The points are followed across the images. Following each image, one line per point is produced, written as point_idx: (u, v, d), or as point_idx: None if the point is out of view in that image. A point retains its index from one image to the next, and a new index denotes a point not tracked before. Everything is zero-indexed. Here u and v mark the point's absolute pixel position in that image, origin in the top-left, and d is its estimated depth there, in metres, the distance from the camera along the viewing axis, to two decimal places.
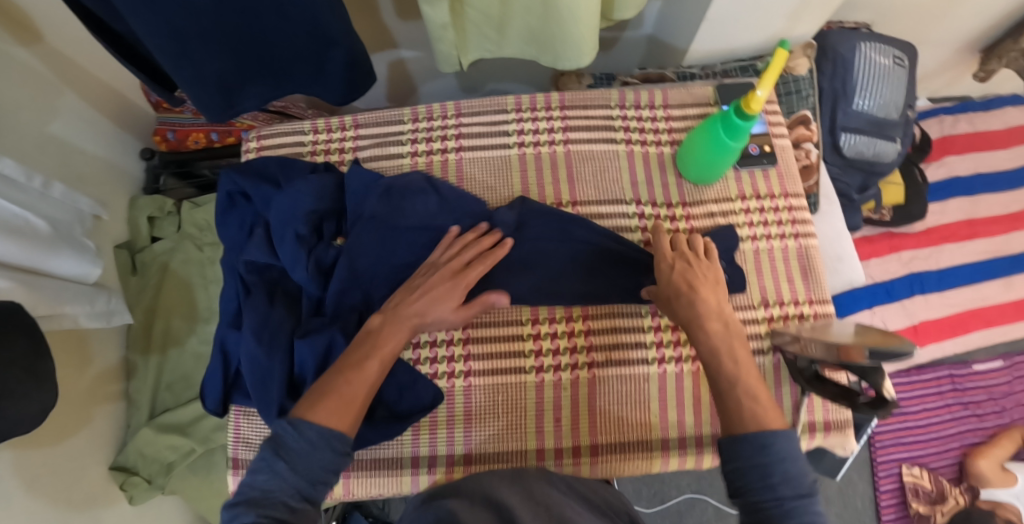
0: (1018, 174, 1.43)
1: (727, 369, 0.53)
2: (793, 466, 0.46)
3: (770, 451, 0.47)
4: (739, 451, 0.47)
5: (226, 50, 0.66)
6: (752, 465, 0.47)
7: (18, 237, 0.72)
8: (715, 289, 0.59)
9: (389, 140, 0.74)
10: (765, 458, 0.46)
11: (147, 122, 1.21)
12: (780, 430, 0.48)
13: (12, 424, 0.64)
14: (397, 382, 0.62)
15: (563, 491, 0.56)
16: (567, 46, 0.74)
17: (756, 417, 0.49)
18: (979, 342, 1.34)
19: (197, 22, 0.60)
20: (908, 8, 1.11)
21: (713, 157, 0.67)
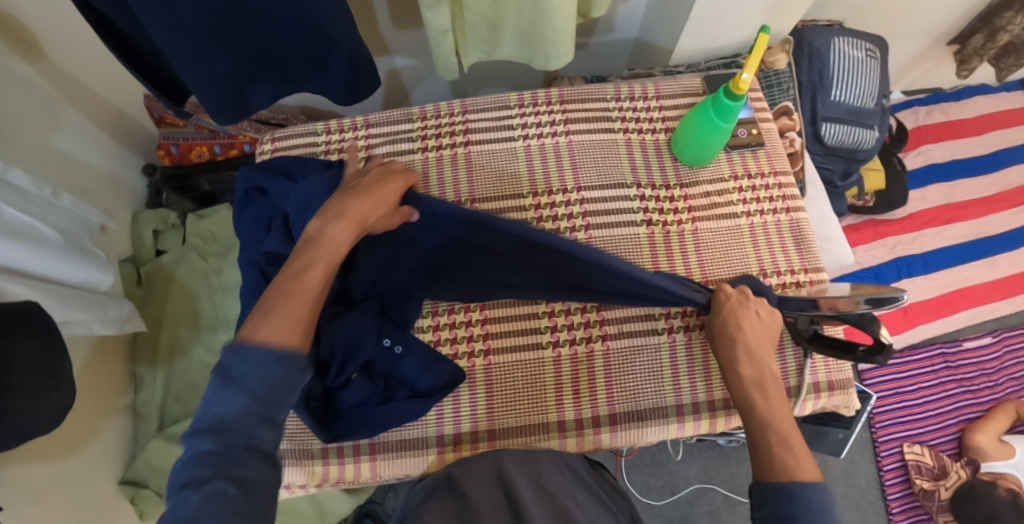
0: (992, 159, 1.49)
1: (762, 410, 0.57)
2: (821, 517, 0.49)
3: (799, 501, 0.50)
4: (767, 499, 0.51)
5: (235, 50, 0.69)
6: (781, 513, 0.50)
7: (28, 242, 0.74)
8: (766, 334, 0.62)
9: (400, 137, 0.79)
10: (792, 510, 0.50)
11: (150, 139, 1.24)
12: (811, 480, 0.51)
13: (31, 424, 0.64)
14: (418, 361, 0.65)
15: (573, 478, 0.60)
16: (543, 41, 0.78)
17: (786, 467, 0.52)
18: (967, 320, 1.39)
19: (207, 24, 0.63)
20: (875, 3, 1.18)
21: (705, 139, 0.71)
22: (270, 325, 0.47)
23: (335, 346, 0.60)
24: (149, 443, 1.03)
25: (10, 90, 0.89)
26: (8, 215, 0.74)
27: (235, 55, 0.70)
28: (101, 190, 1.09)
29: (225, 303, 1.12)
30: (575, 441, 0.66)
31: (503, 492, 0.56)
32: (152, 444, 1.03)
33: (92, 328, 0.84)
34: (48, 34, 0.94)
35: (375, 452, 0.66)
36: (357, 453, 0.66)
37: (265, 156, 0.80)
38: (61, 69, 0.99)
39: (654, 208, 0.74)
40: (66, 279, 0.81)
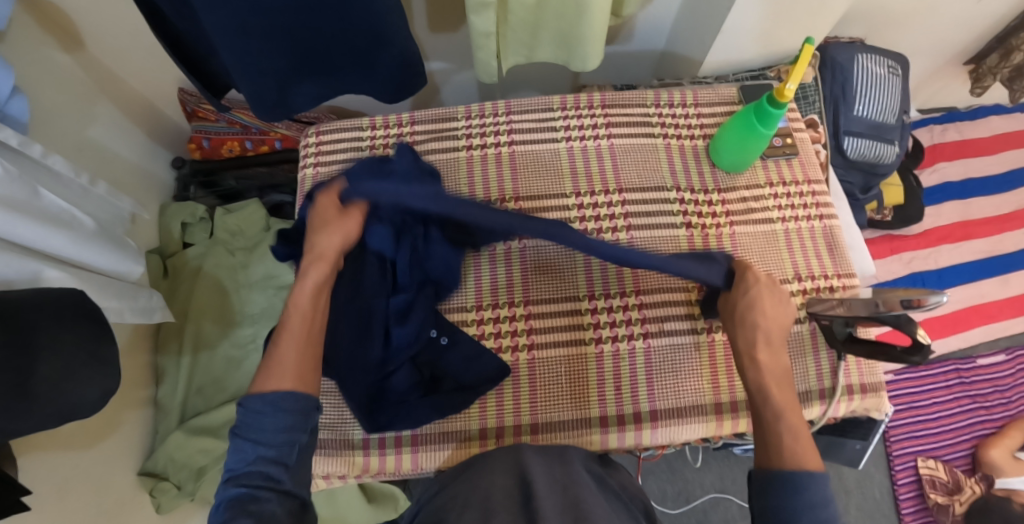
0: (1006, 178, 1.52)
1: (776, 400, 0.58)
2: (823, 508, 0.49)
3: (802, 490, 0.50)
4: (768, 487, 0.52)
5: (287, 48, 0.71)
6: (780, 505, 0.50)
7: (66, 229, 0.73)
8: (778, 323, 0.63)
9: (446, 135, 0.82)
10: (795, 500, 0.50)
11: (181, 133, 1.25)
12: (815, 471, 0.51)
13: (75, 408, 0.64)
14: (463, 353, 0.70)
15: (588, 472, 0.58)
16: (586, 44, 0.80)
17: (792, 455, 0.53)
18: (981, 337, 1.40)
19: (263, 20, 0.65)
20: (895, 22, 1.20)
21: (746, 143, 0.74)
22: (272, 376, 0.54)
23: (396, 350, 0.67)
24: (171, 436, 1.03)
25: (49, 79, 0.89)
26: (49, 201, 0.72)
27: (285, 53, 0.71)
28: (131, 182, 1.10)
29: (250, 298, 1.12)
30: (617, 436, 0.67)
31: (518, 485, 0.52)
32: (174, 437, 1.02)
33: (123, 316, 0.85)
34: (90, 26, 0.96)
35: (417, 444, 0.67)
36: (398, 444, 0.68)
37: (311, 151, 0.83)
38: (99, 61, 1.00)
39: (692, 210, 0.77)
40: (100, 267, 0.82)
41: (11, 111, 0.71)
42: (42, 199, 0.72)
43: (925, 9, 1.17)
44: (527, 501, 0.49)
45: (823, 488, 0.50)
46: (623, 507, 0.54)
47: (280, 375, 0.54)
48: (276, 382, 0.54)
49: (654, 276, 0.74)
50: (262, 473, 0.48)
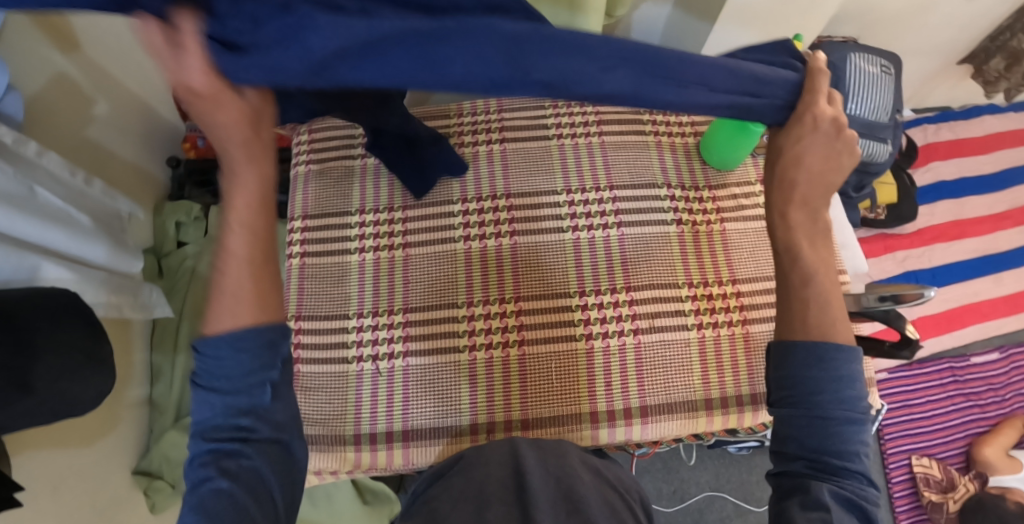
0: (999, 177, 1.52)
1: (806, 257, 0.47)
2: (848, 388, 0.42)
3: (829, 367, 0.43)
4: (791, 360, 0.44)
5: None
6: (809, 378, 0.43)
7: (64, 226, 0.74)
8: (826, 178, 0.48)
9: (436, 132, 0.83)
10: (818, 372, 0.43)
11: (174, 132, 1.25)
12: (846, 344, 0.44)
13: (70, 406, 0.64)
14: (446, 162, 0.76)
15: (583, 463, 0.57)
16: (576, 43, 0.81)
17: (823, 330, 0.45)
18: (974, 335, 1.40)
19: None
20: (888, 22, 1.21)
21: (733, 142, 0.75)
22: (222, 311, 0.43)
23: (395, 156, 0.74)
24: (165, 435, 1.03)
25: (47, 78, 0.90)
26: (44, 199, 0.73)
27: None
28: (127, 181, 1.10)
29: None
30: (608, 431, 0.68)
31: (514, 473, 0.52)
32: (170, 435, 1.02)
33: (123, 312, 0.85)
34: (85, 25, 0.95)
35: (408, 440, 0.68)
36: (389, 440, 0.68)
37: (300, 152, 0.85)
38: (93, 61, 1.00)
39: (683, 207, 0.78)
40: (99, 263, 0.82)
41: (5, 109, 0.71)
42: (38, 197, 0.72)
43: (918, 10, 1.17)
44: (520, 489, 0.50)
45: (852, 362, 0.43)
46: (616, 491, 0.55)
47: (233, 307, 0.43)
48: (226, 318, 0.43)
49: (644, 271, 0.74)
50: (233, 424, 0.43)
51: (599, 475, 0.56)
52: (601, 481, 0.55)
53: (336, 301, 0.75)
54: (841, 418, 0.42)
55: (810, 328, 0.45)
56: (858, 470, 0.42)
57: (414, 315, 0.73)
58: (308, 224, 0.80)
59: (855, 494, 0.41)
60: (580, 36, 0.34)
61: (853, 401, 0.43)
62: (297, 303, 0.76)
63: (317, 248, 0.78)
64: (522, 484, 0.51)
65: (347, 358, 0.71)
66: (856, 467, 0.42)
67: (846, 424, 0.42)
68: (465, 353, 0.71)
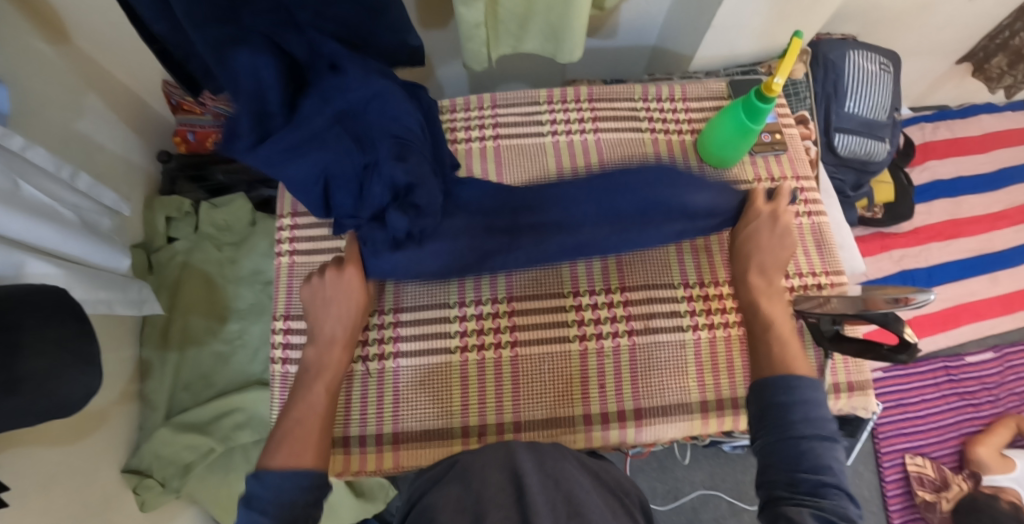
0: (996, 177, 1.52)
1: (764, 311, 0.63)
2: (813, 410, 0.50)
3: (795, 394, 0.51)
4: (763, 394, 0.52)
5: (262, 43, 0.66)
6: (778, 404, 0.51)
7: (50, 222, 0.72)
8: (778, 255, 0.67)
9: None
10: (786, 399, 0.51)
11: (166, 127, 1.23)
12: (807, 376, 0.52)
13: (55, 407, 0.62)
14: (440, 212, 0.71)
15: (580, 467, 0.56)
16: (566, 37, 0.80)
17: (783, 364, 0.54)
18: (970, 334, 1.40)
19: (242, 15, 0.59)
20: (889, 19, 1.20)
21: (733, 139, 0.74)
22: (283, 454, 0.56)
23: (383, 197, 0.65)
24: (157, 432, 1.00)
25: (33, 69, 0.87)
26: (30, 194, 0.71)
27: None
28: (118, 175, 1.08)
29: (237, 293, 1.12)
30: (601, 434, 0.67)
31: (510, 476, 0.51)
32: (160, 433, 1.00)
33: (113, 308, 0.83)
34: (73, 16, 0.93)
35: (398, 443, 0.67)
36: (379, 443, 0.67)
37: None
38: (82, 52, 0.98)
39: None
40: (86, 258, 0.80)
41: None
42: (24, 192, 0.70)
43: (919, 7, 1.16)
44: (518, 492, 0.49)
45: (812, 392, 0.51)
46: (614, 495, 0.54)
47: (296, 452, 0.56)
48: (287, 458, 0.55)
49: (640, 271, 0.73)
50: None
51: (596, 478, 0.55)
52: (596, 482, 0.54)
53: None
54: (811, 437, 0.48)
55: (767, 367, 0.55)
56: (836, 488, 0.45)
57: (405, 315, 0.72)
58: (298, 221, 0.78)
59: (840, 512, 0.44)
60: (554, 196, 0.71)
61: (818, 424, 0.49)
62: (287, 303, 0.75)
63: (307, 246, 0.77)
64: (517, 487, 0.49)
65: None
66: (836, 489, 0.46)
67: (813, 445, 0.47)
68: (457, 354, 0.70)
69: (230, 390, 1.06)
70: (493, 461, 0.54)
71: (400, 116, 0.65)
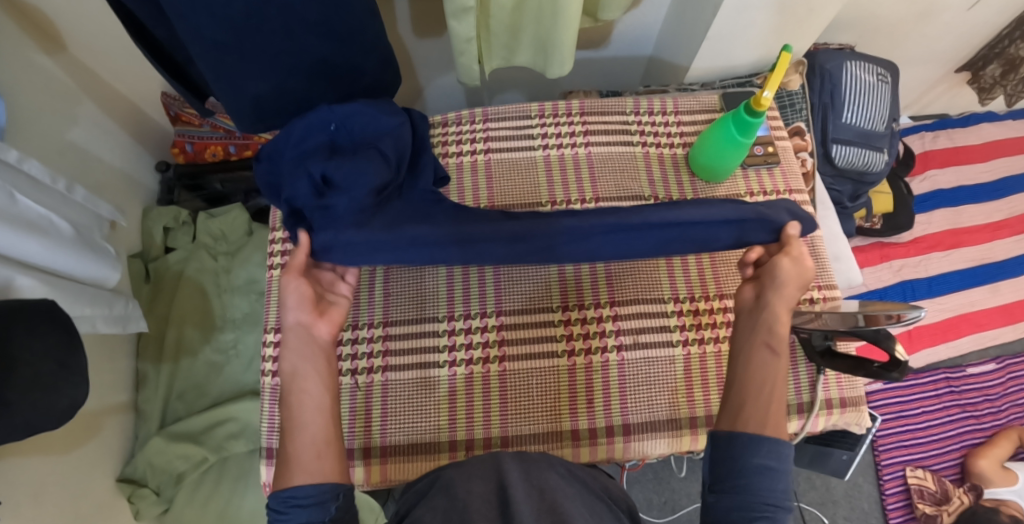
0: (997, 186, 1.51)
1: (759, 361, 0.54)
2: (777, 475, 0.46)
3: (762, 456, 0.46)
4: (734, 451, 0.47)
5: (267, 73, 0.65)
6: (761, 467, 0.46)
7: (40, 234, 0.72)
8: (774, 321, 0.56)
9: None
10: (761, 462, 0.46)
11: (164, 137, 1.24)
12: (781, 437, 0.48)
13: (44, 418, 0.62)
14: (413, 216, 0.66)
15: (564, 475, 0.55)
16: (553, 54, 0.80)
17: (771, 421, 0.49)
18: (971, 345, 1.39)
19: (241, 38, 0.58)
20: (887, 28, 1.20)
21: (723, 153, 0.74)
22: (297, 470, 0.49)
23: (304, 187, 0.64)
24: (151, 442, 1.01)
25: (30, 82, 0.88)
26: (23, 206, 0.71)
27: (268, 75, 0.65)
28: (115, 186, 1.08)
29: (232, 303, 1.12)
30: (589, 450, 0.67)
31: (498, 489, 0.50)
32: (153, 442, 1.00)
33: (96, 326, 0.84)
34: (73, 29, 0.95)
35: (386, 457, 0.67)
36: (367, 456, 0.67)
37: None
38: (80, 63, 0.99)
39: None
40: (75, 274, 0.81)
41: None
42: (17, 203, 0.70)
43: (916, 16, 1.16)
44: (505, 507, 0.48)
45: (790, 459, 0.47)
46: (604, 503, 0.54)
47: (299, 470, 0.49)
48: (301, 472, 0.49)
49: (631, 287, 0.73)
50: None
51: (587, 487, 0.55)
52: (584, 492, 0.54)
53: None
54: (777, 508, 0.45)
55: (762, 425, 0.49)
56: None
57: (395, 328, 0.72)
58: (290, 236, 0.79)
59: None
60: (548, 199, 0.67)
61: (783, 492, 0.46)
62: (279, 316, 0.75)
63: None
64: (504, 500, 0.49)
65: None
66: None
67: (777, 516, 0.45)
68: (445, 369, 0.70)
69: (224, 400, 1.06)
70: (480, 468, 0.54)
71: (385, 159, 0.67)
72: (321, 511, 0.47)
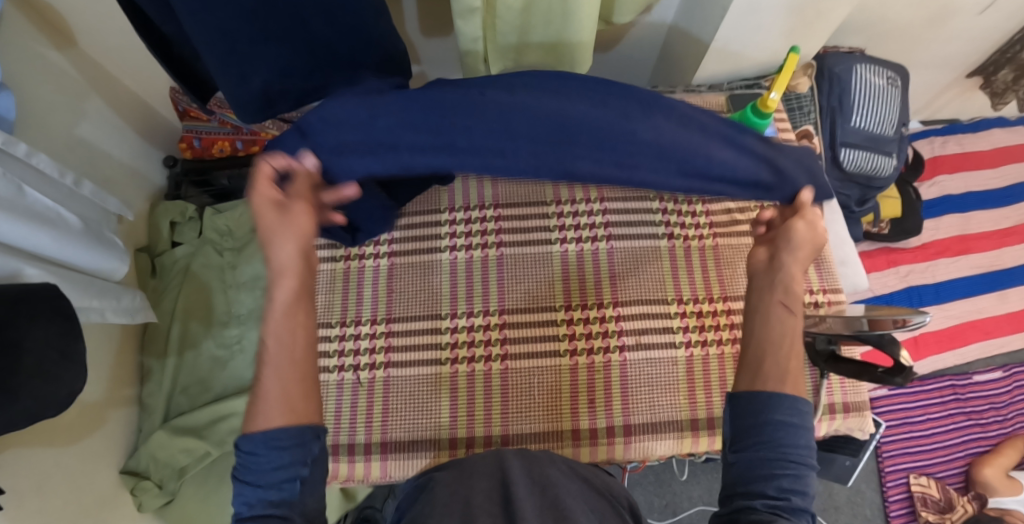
0: (1007, 192, 1.50)
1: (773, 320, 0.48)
2: (802, 432, 0.43)
3: (787, 411, 0.43)
4: (753, 405, 0.44)
5: (276, 64, 0.65)
6: (778, 423, 0.43)
7: (49, 227, 0.72)
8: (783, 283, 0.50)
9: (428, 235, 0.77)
10: (782, 416, 0.43)
11: (172, 133, 1.25)
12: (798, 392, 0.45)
13: (45, 405, 0.63)
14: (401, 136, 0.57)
15: (565, 471, 0.55)
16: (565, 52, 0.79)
17: (778, 376, 0.45)
18: (978, 353, 1.37)
19: (248, 25, 0.58)
20: (898, 32, 1.19)
21: None
22: (267, 413, 0.44)
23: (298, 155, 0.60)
24: (154, 435, 1.01)
25: (40, 76, 0.89)
26: (32, 198, 0.72)
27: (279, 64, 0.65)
28: (123, 180, 1.09)
29: (237, 298, 1.12)
30: (589, 450, 0.67)
31: (500, 486, 0.50)
32: (157, 435, 1.01)
33: (105, 316, 0.84)
34: (84, 24, 0.95)
35: (386, 453, 0.67)
36: (367, 452, 0.67)
37: None
38: (90, 59, 1.00)
39: (675, 221, 0.77)
40: (84, 267, 0.81)
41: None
42: (26, 196, 0.71)
43: (927, 19, 1.15)
44: (507, 503, 0.48)
45: (810, 413, 0.44)
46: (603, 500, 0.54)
47: (277, 411, 0.44)
48: (270, 417, 0.44)
49: (633, 288, 0.73)
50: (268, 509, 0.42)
51: (587, 482, 0.55)
52: (585, 486, 0.54)
53: (320, 310, 0.74)
54: (799, 464, 0.42)
55: (781, 382, 0.45)
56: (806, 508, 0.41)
57: (397, 325, 0.72)
58: None
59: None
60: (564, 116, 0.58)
61: (805, 447, 0.43)
62: None
63: None
64: (505, 496, 0.48)
65: (329, 368, 0.70)
66: (806, 515, 0.41)
67: (799, 472, 0.42)
68: (447, 366, 0.70)
69: (227, 395, 1.06)
70: (482, 464, 0.53)
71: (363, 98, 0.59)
72: (303, 453, 0.43)
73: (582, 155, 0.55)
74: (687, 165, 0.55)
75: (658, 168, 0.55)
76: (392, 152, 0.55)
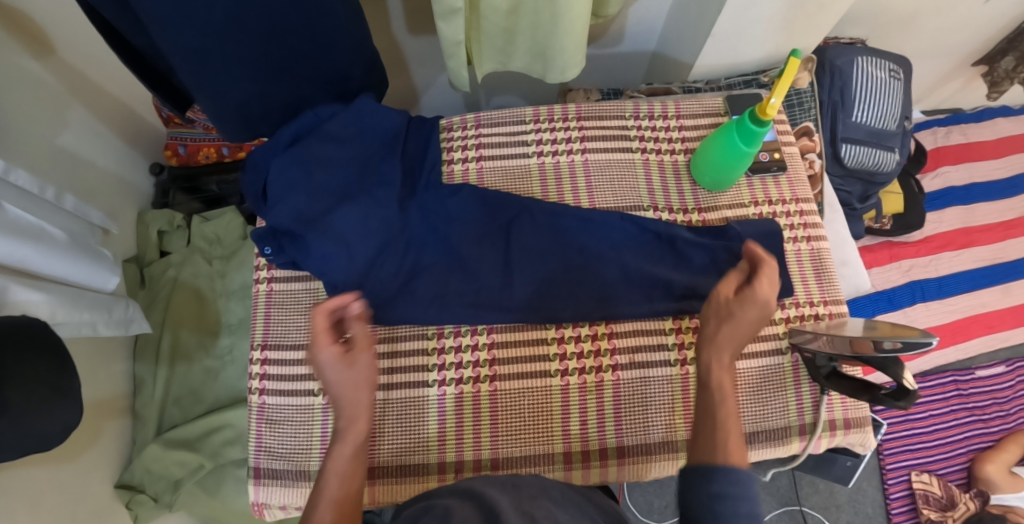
0: (1011, 183, 1.47)
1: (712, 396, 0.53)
2: (752, 505, 0.43)
3: (734, 482, 0.44)
4: (702, 477, 0.45)
5: (253, 76, 0.62)
6: (718, 495, 0.43)
7: (35, 242, 0.71)
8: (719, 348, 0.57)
9: (410, 330, 0.70)
10: (721, 489, 0.44)
11: (158, 138, 1.22)
12: (743, 467, 0.46)
13: (36, 437, 0.61)
14: (380, 200, 0.71)
15: (557, 500, 0.53)
16: (557, 57, 0.75)
17: (714, 448, 0.48)
18: (981, 347, 1.35)
19: (222, 43, 0.55)
20: (902, 21, 1.15)
21: (727, 163, 0.71)
22: None
23: (281, 190, 0.65)
24: (147, 449, 1.00)
25: (19, 87, 0.86)
26: (14, 214, 0.70)
27: (255, 80, 0.63)
28: (108, 190, 1.06)
29: (228, 308, 1.11)
30: (582, 473, 0.65)
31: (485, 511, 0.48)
32: (150, 449, 0.99)
33: (97, 329, 0.82)
34: (62, 31, 0.92)
35: (374, 478, 0.65)
36: None
37: (259, 279, 0.75)
38: (70, 66, 0.96)
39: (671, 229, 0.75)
40: (72, 280, 0.79)
41: None
42: (7, 214, 0.69)
43: (931, 7, 1.11)
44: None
45: (747, 482, 0.44)
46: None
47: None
48: None
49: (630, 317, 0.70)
50: None
51: (581, 509, 0.53)
52: (578, 513, 0.52)
53: (303, 329, 0.72)
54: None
55: (716, 451, 0.47)
56: None
57: (383, 347, 0.70)
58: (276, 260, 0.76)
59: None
60: (550, 207, 0.73)
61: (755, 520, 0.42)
62: (265, 330, 0.73)
63: (286, 279, 0.75)
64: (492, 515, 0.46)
65: (314, 389, 0.69)
66: None
67: None
68: (434, 388, 0.68)
69: (221, 406, 1.05)
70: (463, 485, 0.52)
71: (357, 160, 0.71)
72: None
73: (572, 230, 0.73)
74: (659, 251, 0.73)
75: (633, 239, 0.73)
76: (399, 240, 0.72)
